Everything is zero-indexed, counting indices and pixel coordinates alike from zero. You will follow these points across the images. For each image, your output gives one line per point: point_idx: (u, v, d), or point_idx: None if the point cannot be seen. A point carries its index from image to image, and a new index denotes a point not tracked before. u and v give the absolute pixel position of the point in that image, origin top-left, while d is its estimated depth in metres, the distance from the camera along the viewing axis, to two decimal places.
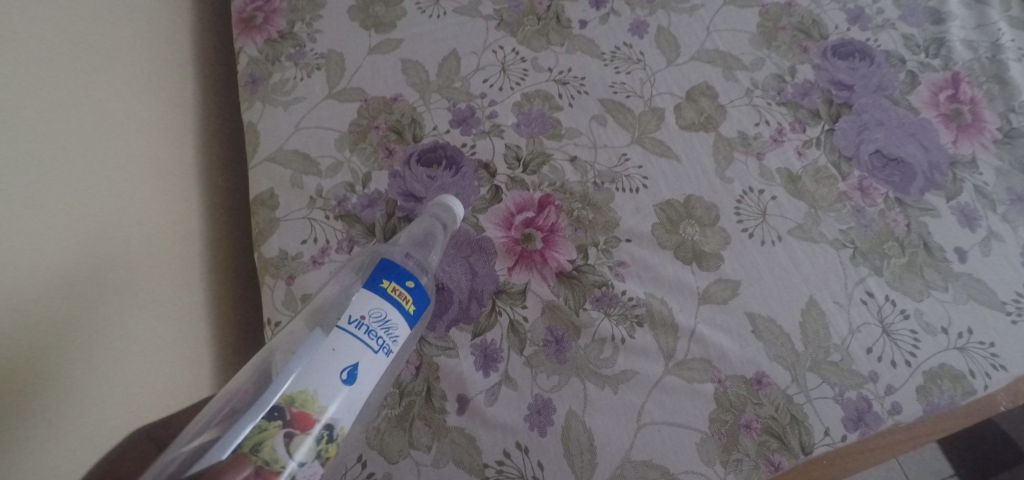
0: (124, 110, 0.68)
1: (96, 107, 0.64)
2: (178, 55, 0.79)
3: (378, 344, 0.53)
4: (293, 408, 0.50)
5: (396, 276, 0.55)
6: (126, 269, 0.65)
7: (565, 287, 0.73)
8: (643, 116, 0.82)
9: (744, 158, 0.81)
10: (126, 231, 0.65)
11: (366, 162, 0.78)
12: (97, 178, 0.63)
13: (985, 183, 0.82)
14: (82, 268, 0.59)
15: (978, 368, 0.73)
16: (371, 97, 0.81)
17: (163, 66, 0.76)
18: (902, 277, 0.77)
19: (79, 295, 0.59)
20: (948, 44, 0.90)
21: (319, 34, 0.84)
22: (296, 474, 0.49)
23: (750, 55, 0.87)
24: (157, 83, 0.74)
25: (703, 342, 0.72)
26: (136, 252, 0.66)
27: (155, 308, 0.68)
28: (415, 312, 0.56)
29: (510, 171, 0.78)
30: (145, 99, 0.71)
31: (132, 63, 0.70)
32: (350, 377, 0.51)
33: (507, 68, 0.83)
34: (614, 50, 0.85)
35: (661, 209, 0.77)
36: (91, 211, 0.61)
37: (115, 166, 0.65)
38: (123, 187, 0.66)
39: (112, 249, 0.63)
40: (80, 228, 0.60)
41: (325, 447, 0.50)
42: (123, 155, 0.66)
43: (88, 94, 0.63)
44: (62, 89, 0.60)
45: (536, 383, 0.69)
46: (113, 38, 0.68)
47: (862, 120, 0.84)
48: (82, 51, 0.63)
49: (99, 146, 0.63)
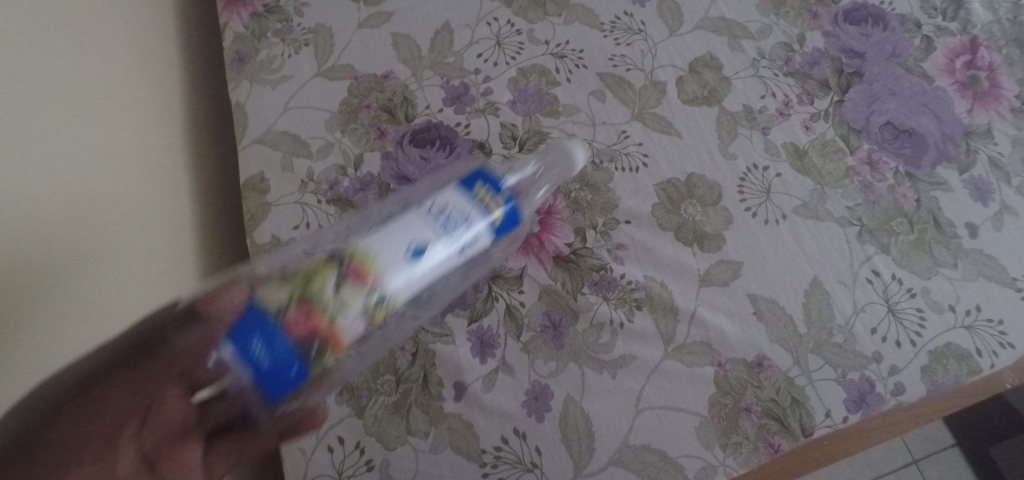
0: (121, 98, 0.68)
1: (96, 97, 0.64)
2: (158, 33, 0.78)
3: (452, 235, 0.50)
4: (352, 260, 0.48)
5: (488, 183, 0.53)
6: (140, 254, 0.67)
7: (562, 271, 0.72)
8: (644, 91, 0.79)
9: (748, 133, 0.78)
10: (137, 218, 0.67)
11: (358, 143, 0.75)
12: (109, 169, 0.64)
13: (1000, 154, 0.79)
14: (105, 256, 0.61)
15: (985, 346, 0.71)
16: (362, 74, 0.78)
17: (149, 47, 0.76)
18: (910, 255, 0.74)
19: (105, 285, 0.61)
20: (965, 6, 0.86)
21: (307, 7, 0.80)
22: (343, 326, 0.47)
23: (757, 23, 0.83)
24: (152, 65, 0.75)
25: (703, 326, 0.70)
26: (146, 238, 0.68)
27: (168, 291, 0.70)
28: (501, 227, 0.53)
29: (505, 150, 0.75)
30: (139, 83, 0.72)
31: (121, 47, 0.70)
32: (417, 255, 0.49)
33: (502, 41, 0.79)
34: (615, 20, 0.81)
35: (661, 188, 0.75)
36: (108, 202, 0.63)
37: (121, 154, 0.66)
38: (131, 175, 0.67)
39: (125, 238, 0.65)
40: (102, 219, 0.62)
41: (375, 307, 0.48)
42: (126, 143, 0.68)
43: (88, 84, 0.64)
44: (65, 81, 0.61)
45: (533, 369, 0.69)
46: (101, 22, 0.67)
47: (873, 90, 0.81)
48: (77, 40, 0.63)
49: (106, 136, 0.65)
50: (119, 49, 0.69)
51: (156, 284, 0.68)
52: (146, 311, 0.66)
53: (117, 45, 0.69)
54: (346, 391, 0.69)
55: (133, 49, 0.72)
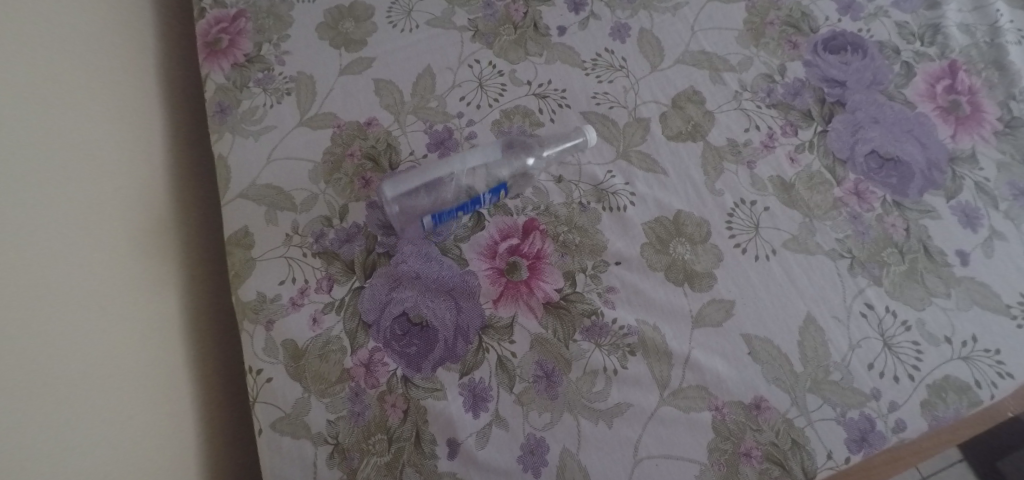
0: (77, 157, 0.65)
1: (41, 162, 0.61)
2: (128, 76, 0.76)
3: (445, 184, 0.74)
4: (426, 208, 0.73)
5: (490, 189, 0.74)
6: (105, 325, 0.63)
7: (553, 318, 0.70)
8: (629, 128, 0.78)
9: (734, 168, 0.77)
10: (99, 286, 0.64)
11: (341, 194, 0.73)
12: (57, 240, 0.61)
13: (986, 179, 0.78)
14: (59, 336, 0.58)
15: (984, 377, 0.71)
16: (344, 122, 0.76)
17: (114, 94, 0.72)
18: (902, 286, 0.74)
19: (66, 366, 0.58)
20: (943, 30, 0.85)
21: (288, 56, 0.78)
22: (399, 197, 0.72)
23: (737, 55, 0.82)
24: (126, 86, 0.75)
25: (698, 369, 0.70)
26: (113, 305, 0.65)
27: (148, 353, 0.67)
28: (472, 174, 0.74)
29: (492, 195, 0.74)
30: (118, 107, 0.72)
31: (76, 101, 0.67)
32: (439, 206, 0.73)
33: (484, 83, 0.78)
34: (596, 57, 0.80)
35: (650, 227, 0.74)
36: (55, 278, 0.59)
37: (75, 219, 0.63)
38: (88, 238, 0.64)
39: (86, 310, 0.62)
40: (47, 298, 0.58)
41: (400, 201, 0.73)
42: (81, 206, 0.64)
43: (28, 151, 0.60)
44: (24, 130, 0.60)
45: (528, 422, 0.67)
46: (48, 80, 0.64)
47: (856, 119, 0.80)
48: (14, 105, 0.59)
49: (53, 204, 0.61)
50: (72, 104, 0.66)
51: (131, 351, 0.65)
52: (124, 381, 0.64)
53: (71, 100, 0.66)
54: (336, 453, 0.66)
55: (97, 95, 0.70)
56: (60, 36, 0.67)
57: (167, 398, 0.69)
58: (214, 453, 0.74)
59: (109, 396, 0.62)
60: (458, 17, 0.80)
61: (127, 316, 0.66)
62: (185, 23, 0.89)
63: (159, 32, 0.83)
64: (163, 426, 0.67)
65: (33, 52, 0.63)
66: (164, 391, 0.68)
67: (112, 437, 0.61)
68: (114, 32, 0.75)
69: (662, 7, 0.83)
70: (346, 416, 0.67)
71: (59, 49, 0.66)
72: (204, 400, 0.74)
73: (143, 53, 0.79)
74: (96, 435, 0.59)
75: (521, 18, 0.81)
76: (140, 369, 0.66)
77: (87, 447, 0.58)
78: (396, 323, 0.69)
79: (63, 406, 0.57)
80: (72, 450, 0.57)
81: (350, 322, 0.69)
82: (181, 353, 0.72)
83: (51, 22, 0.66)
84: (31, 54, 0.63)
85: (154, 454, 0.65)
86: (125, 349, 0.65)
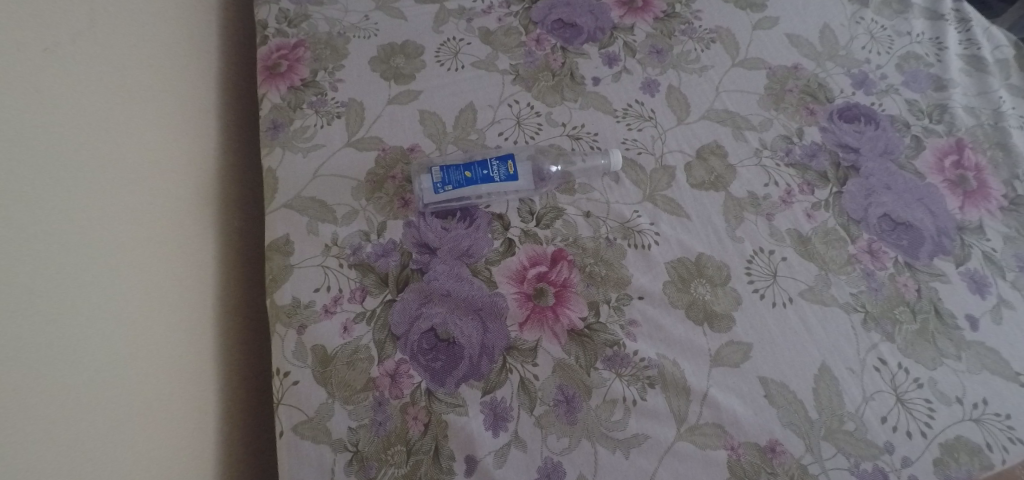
0: (129, 165, 0.66)
1: (101, 170, 0.63)
2: (185, 90, 0.78)
3: None
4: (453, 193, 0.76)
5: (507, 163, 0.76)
6: (137, 327, 0.63)
7: (576, 345, 0.72)
8: (655, 174, 0.81)
9: (754, 218, 0.80)
10: (137, 291, 0.64)
11: (382, 211, 0.77)
12: (105, 249, 0.61)
13: (993, 249, 0.82)
14: (90, 343, 0.58)
15: (996, 441, 0.72)
16: (389, 146, 0.80)
17: (169, 108, 0.74)
18: (915, 344, 0.76)
19: (100, 374, 0.58)
20: (950, 110, 0.90)
21: (341, 83, 0.83)
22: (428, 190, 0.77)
23: (759, 116, 0.86)
24: (188, 94, 0.79)
25: (715, 407, 0.71)
26: (145, 311, 0.65)
27: (172, 364, 0.67)
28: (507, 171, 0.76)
29: (523, 224, 0.77)
30: (178, 113, 0.76)
31: (136, 109, 0.69)
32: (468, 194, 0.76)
33: (522, 121, 0.83)
34: (626, 107, 0.85)
35: (672, 266, 0.77)
36: (103, 283, 0.60)
37: (126, 231, 0.64)
38: (135, 246, 0.65)
39: (121, 321, 0.61)
40: (80, 299, 0.57)
41: None
42: (131, 213, 0.65)
43: (80, 151, 0.60)
44: (99, 118, 0.63)
45: (546, 446, 0.68)
46: (125, 77, 0.68)
47: (869, 184, 0.84)
48: (73, 108, 0.60)
49: (103, 213, 0.62)
50: (129, 110, 0.68)
51: (158, 355, 0.65)
52: (149, 378, 0.64)
53: (135, 104, 0.69)
54: (355, 461, 0.67)
55: (164, 99, 0.74)
56: (127, 46, 0.69)
57: (185, 404, 0.68)
58: (228, 458, 0.74)
59: (134, 397, 0.61)
60: (500, 61, 0.86)
61: (161, 310, 0.67)
62: (244, 51, 0.95)
63: (221, 54, 0.88)
64: (182, 434, 0.67)
65: (99, 58, 0.64)
66: (185, 400, 0.68)
67: (131, 426, 0.60)
68: (175, 47, 0.77)
69: (690, 68, 0.88)
70: (369, 424, 0.68)
71: (121, 56, 0.68)
72: (223, 409, 0.74)
73: (208, 71, 0.84)
74: (119, 436, 0.59)
75: (559, 67, 0.86)
76: (167, 373, 0.66)
77: (110, 430, 0.58)
78: (424, 338, 0.71)
79: (92, 409, 0.57)
80: (92, 452, 0.56)
81: (379, 333, 0.71)
82: (203, 357, 0.72)
83: (134, 29, 0.70)
84: (97, 58, 0.64)
85: (170, 462, 0.64)
86: (157, 341, 0.65)
